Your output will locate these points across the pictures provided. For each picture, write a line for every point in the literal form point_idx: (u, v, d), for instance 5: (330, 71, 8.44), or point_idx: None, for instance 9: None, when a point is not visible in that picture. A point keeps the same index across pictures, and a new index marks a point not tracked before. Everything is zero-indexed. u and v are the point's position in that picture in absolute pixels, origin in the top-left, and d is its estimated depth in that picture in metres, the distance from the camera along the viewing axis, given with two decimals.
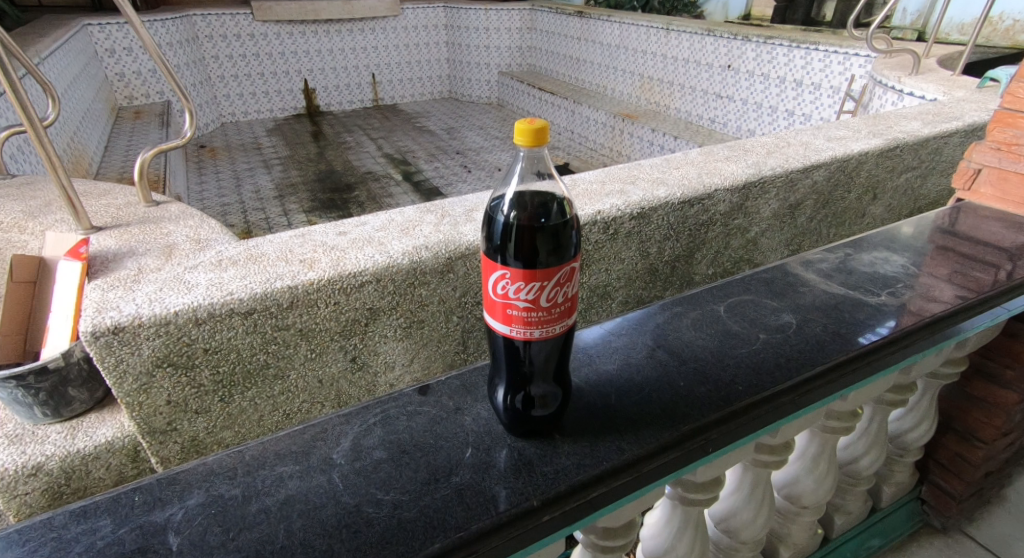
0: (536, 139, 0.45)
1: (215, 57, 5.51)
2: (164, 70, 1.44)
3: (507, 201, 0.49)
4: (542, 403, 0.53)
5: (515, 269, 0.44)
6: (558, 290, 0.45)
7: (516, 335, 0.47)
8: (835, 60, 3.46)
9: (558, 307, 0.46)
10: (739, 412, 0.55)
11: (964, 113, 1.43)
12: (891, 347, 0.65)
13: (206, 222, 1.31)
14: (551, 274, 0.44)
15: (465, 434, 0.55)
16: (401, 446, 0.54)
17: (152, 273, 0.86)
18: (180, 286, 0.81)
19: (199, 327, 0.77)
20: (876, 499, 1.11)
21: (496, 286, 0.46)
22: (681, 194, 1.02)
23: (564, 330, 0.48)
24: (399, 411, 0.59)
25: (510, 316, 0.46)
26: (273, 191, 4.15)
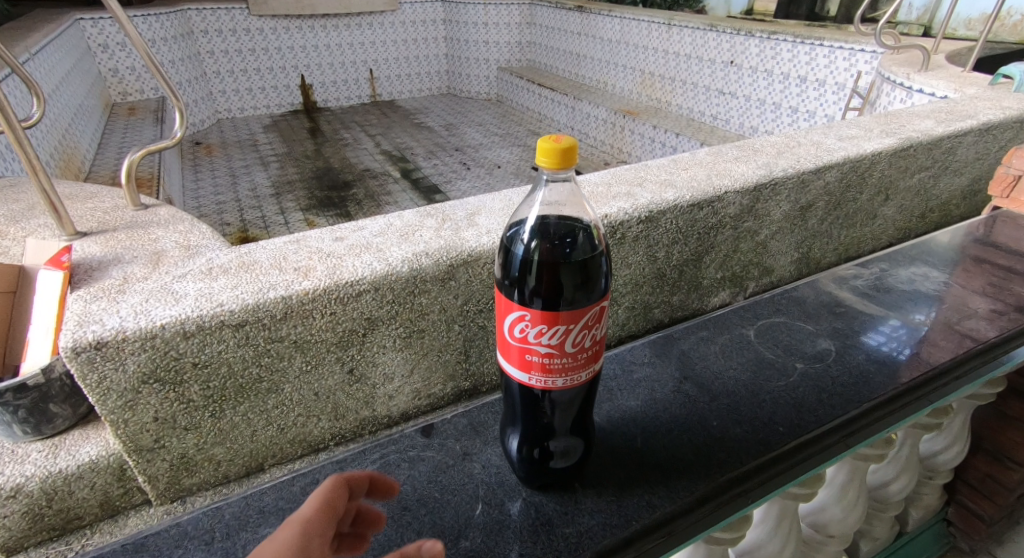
0: (563, 160, 0.44)
1: (210, 52, 5.42)
2: (154, 70, 1.37)
3: (528, 229, 0.49)
4: (562, 452, 0.52)
5: (536, 312, 0.43)
6: (585, 334, 0.45)
7: (535, 383, 0.46)
8: (840, 56, 3.40)
9: (583, 352, 0.45)
10: (782, 457, 0.52)
11: (977, 111, 1.35)
12: (930, 383, 0.63)
13: (196, 226, 1.24)
14: (577, 318, 0.44)
15: (474, 486, 0.53)
16: (401, 503, 0.52)
17: (138, 282, 0.79)
18: (168, 297, 0.74)
19: (188, 341, 0.70)
20: (902, 523, 1.09)
21: (514, 330, 0.45)
22: (690, 196, 0.95)
23: (589, 375, 0.48)
24: (400, 457, 0.57)
25: (528, 361, 0.45)
26: (269, 189, 4.08)
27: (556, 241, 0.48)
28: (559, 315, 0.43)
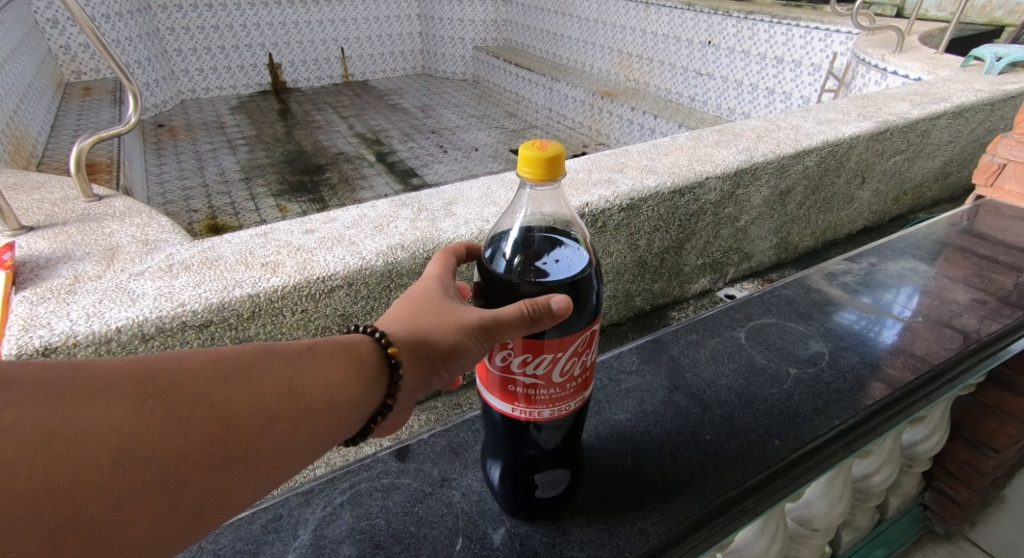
0: (549, 171, 0.42)
1: (170, 29, 5.18)
2: (102, 50, 1.28)
3: (510, 243, 0.51)
4: (550, 480, 0.49)
5: (519, 341, 0.43)
6: (574, 361, 0.44)
7: (519, 414, 0.45)
8: (816, 37, 3.39)
9: (571, 381, 0.45)
10: (778, 474, 0.51)
11: (952, 93, 1.34)
12: (919, 391, 0.62)
13: (155, 219, 1.17)
14: (565, 347, 0.43)
15: (454, 516, 0.50)
16: (374, 539, 0.48)
17: (90, 281, 0.73)
18: (124, 297, 0.68)
19: (148, 345, 0.64)
20: (882, 511, 1.10)
21: (496, 358, 0.44)
22: (672, 182, 0.92)
23: (577, 406, 0.47)
24: (373, 485, 0.53)
25: (511, 393, 0.45)
26: (238, 173, 3.94)
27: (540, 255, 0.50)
28: (545, 341, 0.43)
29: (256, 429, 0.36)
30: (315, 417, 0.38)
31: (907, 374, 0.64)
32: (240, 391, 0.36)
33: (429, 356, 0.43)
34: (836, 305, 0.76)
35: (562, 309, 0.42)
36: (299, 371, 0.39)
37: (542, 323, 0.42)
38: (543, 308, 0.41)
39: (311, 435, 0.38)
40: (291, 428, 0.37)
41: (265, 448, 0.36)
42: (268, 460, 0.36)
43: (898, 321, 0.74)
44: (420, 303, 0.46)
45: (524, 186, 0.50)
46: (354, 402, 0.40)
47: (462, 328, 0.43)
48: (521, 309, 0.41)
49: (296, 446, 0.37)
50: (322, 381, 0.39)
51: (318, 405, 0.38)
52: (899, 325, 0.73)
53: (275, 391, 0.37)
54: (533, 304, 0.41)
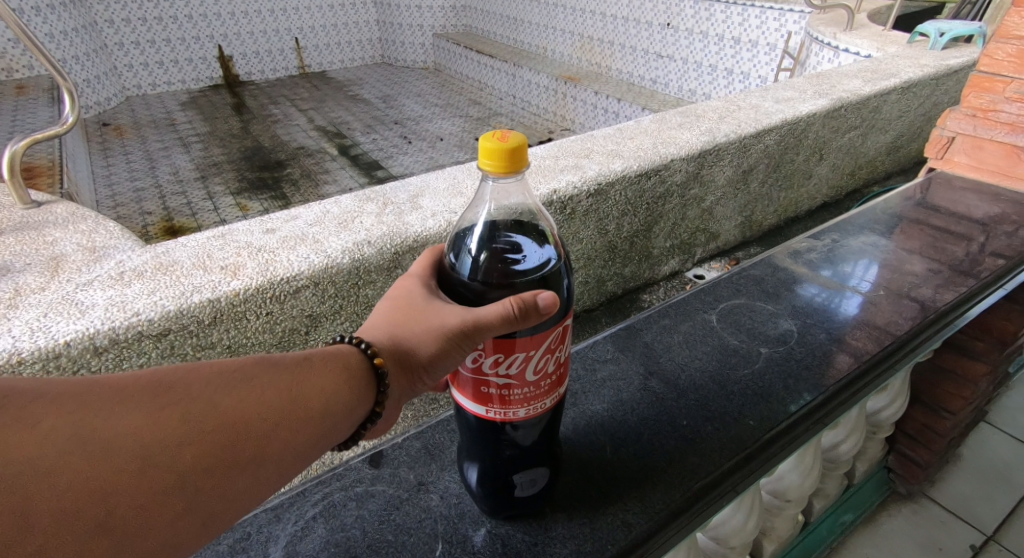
0: (514, 164, 0.41)
1: (110, 22, 4.92)
2: (31, 44, 1.20)
3: (475, 239, 0.49)
4: (528, 478, 0.49)
5: (490, 344, 0.41)
6: (547, 358, 0.43)
7: (494, 415, 0.44)
8: (771, 17, 3.44)
9: (547, 379, 0.44)
10: (754, 455, 0.51)
11: (900, 68, 1.37)
12: (884, 364, 0.63)
13: (102, 224, 1.11)
14: (538, 344, 0.42)
15: (432, 521, 0.49)
16: (350, 551, 0.47)
17: (32, 294, 0.68)
18: (71, 309, 0.63)
19: (101, 359, 0.60)
20: (850, 477, 1.14)
21: (468, 361, 0.43)
22: (638, 166, 0.92)
23: (552, 404, 0.46)
24: (347, 494, 0.51)
25: (485, 394, 0.44)
26: (193, 172, 3.80)
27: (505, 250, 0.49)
28: (520, 343, 0.41)
29: (260, 434, 0.36)
30: (316, 422, 0.38)
31: (870, 347, 0.65)
32: (248, 396, 0.36)
33: (412, 363, 0.43)
34: (801, 282, 0.77)
35: (547, 309, 0.41)
36: (302, 375, 0.39)
37: (524, 323, 0.40)
38: (524, 306, 0.40)
39: (313, 438, 0.38)
40: (295, 430, 0.37)
41: (273, 449, 0.36)
42: (276, 463, 0.36)
43: (861, 294, 0.75)
44: (405, 306, 0.45)
45: (485, 178, 0.49)
46: (348, 412, 0.40)
47: (443, 334, 0.42)
48: (502, 309, 0.40)
49: (301, 448, 0.38)
50: (322, 386, 0.39)
51: (319, 408, 0.38)
52: (860, 298, 0.74)
53: (278, 396, 0.37)
54: (515, 304, 0.40)
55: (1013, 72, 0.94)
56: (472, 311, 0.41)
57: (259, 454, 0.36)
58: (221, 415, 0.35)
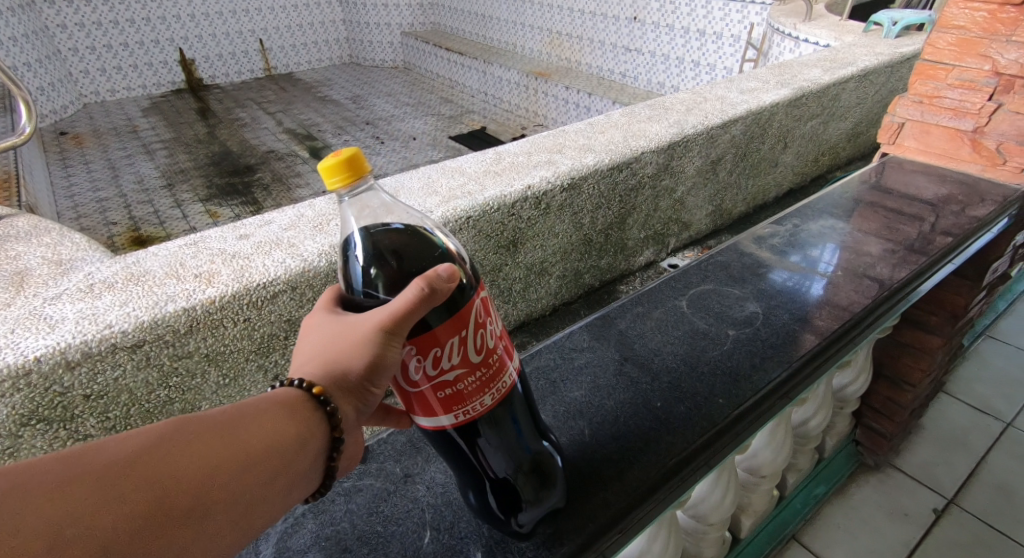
0: (356, 169, 0.42)
1: (62, 27, 4.76)
2: None
3: (359, 261, 0.47)
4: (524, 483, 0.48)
5: (416, 341, 0.40)
6: (482, 332, 0.42)
7: (462, 418, 0.42)
8: (733, 9, 3.50)
9: (493, 354, 0.43)
10: (724, 432, 0.54)
11: (857, 57, 1.42)
12: (842, 340, 0.66)
13: (67, 236, 1.08)
14: (466, 321, 0.41)
15: (420, 511, 0.50)
16: (340, 544, 0.48)
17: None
18: (40, 324, 0.62)
19: (74, 374, 0.59)
20: (822, 451, 1.23)
21: (408, 373, 0.41)
22: (609, 159, 0.94)
23: (511, 383, 0.45)
24: (336, 491, 0.53)
25: (442, 398, 0.41)
26: (159, 179, 3.72)
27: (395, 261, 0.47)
28: (448, 328, 0.40)
29: (207, 489, 0.35)
30: (264, 466, 0.37)
31: (830, 325, 0.68)
32: (186, 455, 0.35)
33: (352, 384, 0.40)
34: (767, 267, 0.81)
35: (451, 275, 0.40)
36: (242, 421, 0.37)
37: (440, 296, 0.39)
38: (429, 280, 0.38)
39: (270, 484, 0.37)
40: (243, 481, 0.36)
41: (225, 503, 0.35)
42: (234, 514, 0.36)
43: (825, 275, 0.79)
44: (326, 339, 0.42)
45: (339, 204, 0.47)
46: (301, 447, 0.39)
47: (367, 346, 0.39)
48: (412, 292, 0.38)
49: (259, 495, 0.37)
50: (268, 431, 0.38)
51: (268, 453, 0.37)
52: (824, 280, 0.78)
53: (219, 447, 0.36)
54: (420, 282, 0.38)
55: (954, 59, 0.99)
56: (384, 308, 0.39)
57: (211, 509, 0.35)
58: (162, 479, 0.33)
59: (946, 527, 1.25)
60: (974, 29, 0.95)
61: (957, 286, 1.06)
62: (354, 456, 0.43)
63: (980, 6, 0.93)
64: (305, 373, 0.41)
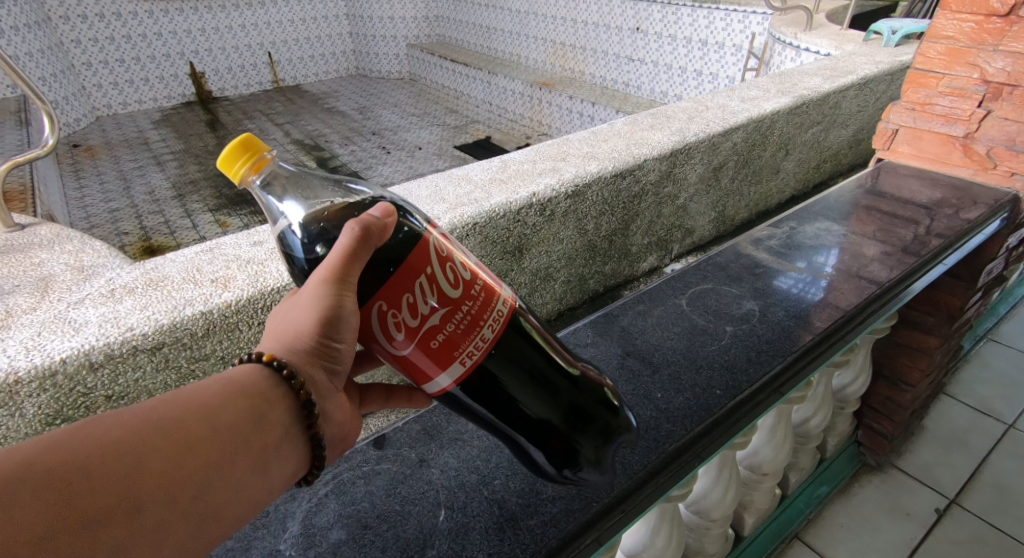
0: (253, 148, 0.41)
1: (76, 42, 4.85)
2: (8, 69, 1.21)
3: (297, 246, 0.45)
4: (582, 436, 0.48)
5: (383, 297, 0.39)
6: (450, 267, 0.40)
7: (470, 364, 0.41)
8: (735, 19, 3.55)
9: (472, 287, 0.41)
10: (721, 420, 0.57)
11: (856, 66, 1.45)
12: (834, 335, 0.69)
13: (88, 244, 1.12)
14: (427, 261, 0.39)
15: (435, 492, 0.53)
16: (361, 522, 0.51)
17: (24, 314, 0.71)
18: (65, 327, 0.66)
19: (96, 374, 0.62)
20: (823, 451, 1.27)
21: (391, 334, 0.39)
22: (612, 167, 0.97)
23: (507, 309, 0.43)
24: (354, 474, 0.55)
25: (438, 349, 0.39)
26: (169, 190, 3.78)
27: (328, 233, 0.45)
28: (407, 271, 0.39)
29: (150, 475, 0.30)
30: (210, 438, 0.32)
31: (823, 322, 0.72)
32: (105, 436, 0.30)
33: (310, 347, 0.38)
34: (766, 268, 0.84)
35: (382, 213, 0.39)
36: (178, 403, 0.33)
37: (377, 234, 0.38)
38: (363, 223, 0.38)
39: (229, 458, 0.33)
40: (185, 458, 0.31)
41: (176, 490, 0.31)
42: (188, 501, 0.31)
43: (821, 275, 0.82)
44: (273, 320, 0.40)
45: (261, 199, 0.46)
46: (260, 415, 0.35)
47: (315, 299, 0.37)
48: (347, 237, 0.37)
49: (214, 477, 0.32)
50: (211, 409, 0.33)
51: (218, 431, 0.33)
52: (825, 282, 0.80)
53: (154, 431, 0.31)
54: (352, 225, 0.37)
55: (944, 68, 1.02)
56: (323, 264, 0.38)
57: (158, 498, 0.30)
58: (89, 470, 0.28)
59: (948, 526, 1.27)
60: (963, 38, 0.98)
61: (951, 287, 1.10)
62: (340, 422, 0.40)
63: (967, 18, 0.96)
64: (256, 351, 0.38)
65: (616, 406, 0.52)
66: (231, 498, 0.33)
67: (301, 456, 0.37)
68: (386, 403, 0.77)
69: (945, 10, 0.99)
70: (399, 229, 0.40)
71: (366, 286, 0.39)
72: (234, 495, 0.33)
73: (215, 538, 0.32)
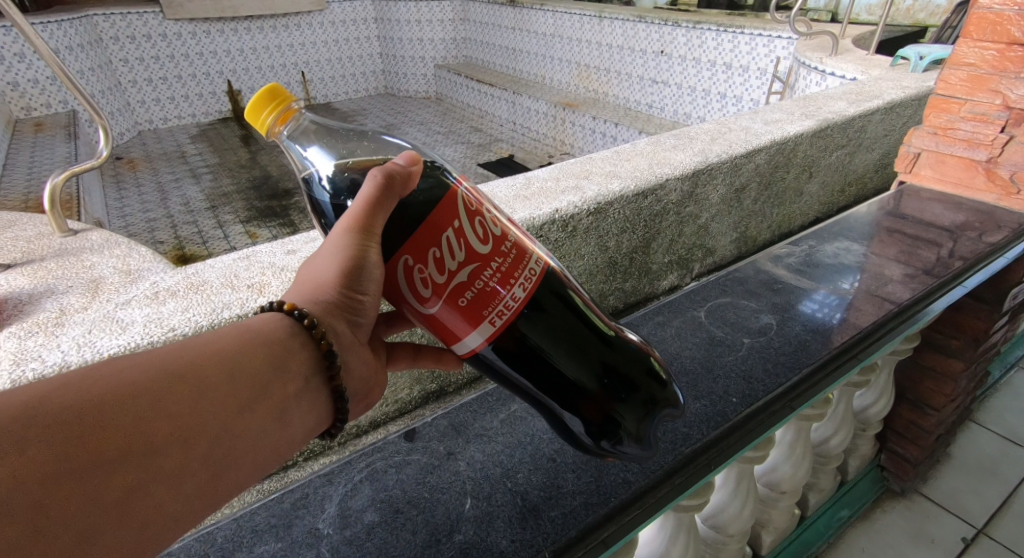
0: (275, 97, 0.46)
1: (123, 61, 5.09)
2: (69, 84, 1.30)
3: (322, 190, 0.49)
4: (622, 407, 0.51)
5: (411, 253, 0.43)
6: (478, 225, 0.44)
7: (501, 322, 0.44)
8: (760, 43, 3.58)
9: (501, 244, 0.44)
10: (738, 426, 0.60)
11: (882, 91, 1.46)
12: (850, 351, 0.71)
13: (135, 250, 1.18)
14: (455, 218, 0.43)
15: (461, 483, 0.57)
16: (393, 506, 0.55)
17: (77, 314, 0.77)
18: (114, 326, 0.71)
19: None
20: (844, 473, 1.27)
21: (421, 289, 0.43)
22: (635, 186, 1.00)
23: (540, 266, 0.46)
24: (387, 463, 0.60)
25: (469, 306, 0.43)
26: (203, 202, 3.92)
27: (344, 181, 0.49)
28: (433, 226, 0.42)
29: (174, 419, 0.32)
30: (231, 385, 0.35)
31: (840, 338, 0.73)
32: (131, 380, 0.32)
33: (333, 295, 0.41)
34: (787, 287, 0.86)
35: (405, 162, 0.43)
36: (200, 351, 0.35)
37: (401, 183, 0.42)
38: (386, 171, 0.42)
39: (248, 403, 0.36)
40: (206, 403, 0.34)
41: (196, 436, 0.33)
42: (206, 448, 0.34)
43: (840, 294, 0.84)
44: (299, 272, 0.44)
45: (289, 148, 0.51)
46: (282, 362, 0.38)
47: (338, 246, 0.41)
48: (371, 185, 0.41)
49: (231, 427, 0.35)
50: (231, 359, 0.36)
51: (237, 383, 0.36)
52: (846, 302, 0.82)
53: (177, 376, 0.33)
54: (375, 173, 0.41)
55: (966, 94, 1.04)
56: (349, 213, 0.42)
57: (177, 443, 0.32)
58: (119, 409, 0.31)
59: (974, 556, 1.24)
60: (985, 66, 1.00)
61: (975, 310, 1.10)
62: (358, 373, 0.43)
63: (989, 45, 0.98)
64: (281, 299, 0.42)
65: (664, 377, 0.55)
66: (245, 448, 0.36)
67: (318, 406, 0.41)
68: (407, 410, 0.80)
69: (966, 38, 1.01)
70: (422, 181, 0.44)
71: (392, 236, 0.43)
72: (248, 446, 0.36)
73: (228, 485, 0.35)
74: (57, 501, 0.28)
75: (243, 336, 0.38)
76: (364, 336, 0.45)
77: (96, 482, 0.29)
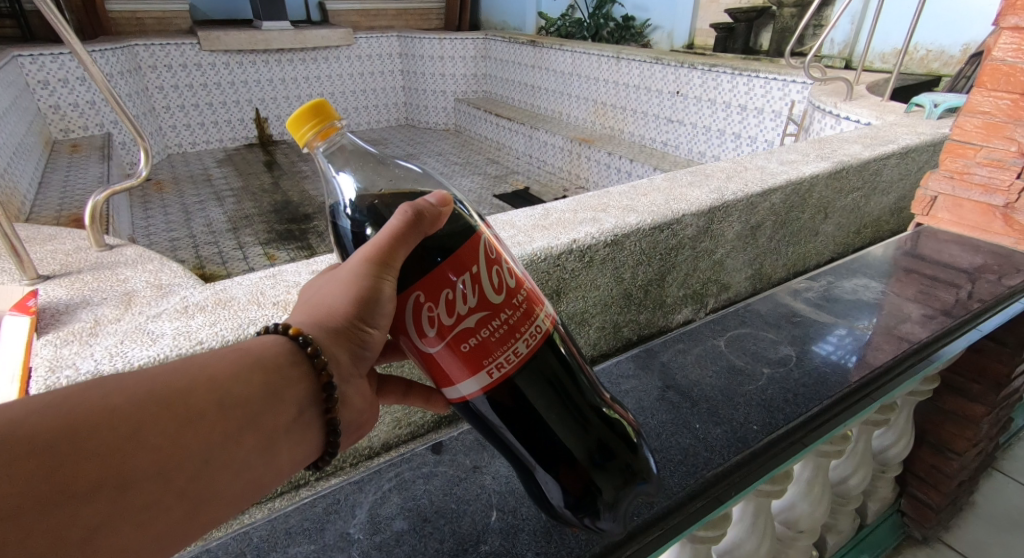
0: (320, 116, 0.47)
1: (159, 87, 5.30)
2: (116, 107, 1.36)
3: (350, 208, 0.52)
4: (599, 473, 0.52)
5: (425, 288, 0.43)
6: (494, 272, 0.45)
7: (496, 378, 0.45)
8: (775, 87, 3.67)
9: (515, 297, 0.46)
10: (756, 453, 0.62)
11: (899, 135, 1.49)
12: (875, 381, 0.73)
13: (166, 266, 1.22)
14: (476, 262, 0.44)
15: (487, 495, 0.61)
16: (421, 515, 0.59)
17: (110, 325, 0.80)
18: (145, 337, 0.73)
19: None
20: (862, 516, 1.25)
21: (426, 322, 0.43)
22: (651, 220, 1.02)
23: (545, 327, 0.47)
24: (413, 475, 0.64)
25: (468, 352, 0.44)
26: (225, 224, 4.01)
27: (370, 212, 0.51)
28: (453, 268, 0.43)
29: (160, 447, 0.33)
30: (219, 417, 0.36)
31: (856, 374, 0.74)
32: (123, 404, 0.33)
33: (340, 325, 0.43)
34: (809, 328, 0.86)
35: (437, 201, 0.44)
36: (192, 379, 0.36)
37: (428, 221, 0.43)
38: (417, 207, 0.43)
39: (236, 435, 0.37)
40: (196, 432, 0.35)
41: (172, 470, 0.34)
42: (182, 482, 0.34)
43: (858, 332, 0.85)
44: (314, 294, 0.45)
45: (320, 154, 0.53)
46: (277, 393, 0.39)
47: (354, 279, 0.43)
48: (399, 219, 0.43)
49: (210, 461, 0.35)
50: (224, 390, 0.37)
51: (226, 414, 0.37)
52: (864, 341, 0.82)
53: (167, 401, 0.34)
54: (406, 208, 0.43)
55: (982, 141, 1.06)
56: (371, 243, 0.43)
57: (152, 475, 0.33)
58: (110, 436, 0.32)
59: None
60: (999, 114, 1.02)
61: (996, 353, 1.10)
62: (354, 409, 0.45)
63: (1003, 95, 1.01)
64: (288, 323, 0.43)
65: (636, 443, 0.55)
66: (224, 483, 0.36)
67: (308, 438, 0.41)
68: (419, 434, 0.80)
69: (981, 87, 1.04)
70: (451, 219, 0.45)
71: (408, 272, 0.44)
72: (229, 477, 0.37)
73: (202, 519, 0.36)
74: (23, 533, 0.28)
75: (243, 364, 0.39)
76: (365, 371, 0.46)
77: (64, 517, 0.30)
